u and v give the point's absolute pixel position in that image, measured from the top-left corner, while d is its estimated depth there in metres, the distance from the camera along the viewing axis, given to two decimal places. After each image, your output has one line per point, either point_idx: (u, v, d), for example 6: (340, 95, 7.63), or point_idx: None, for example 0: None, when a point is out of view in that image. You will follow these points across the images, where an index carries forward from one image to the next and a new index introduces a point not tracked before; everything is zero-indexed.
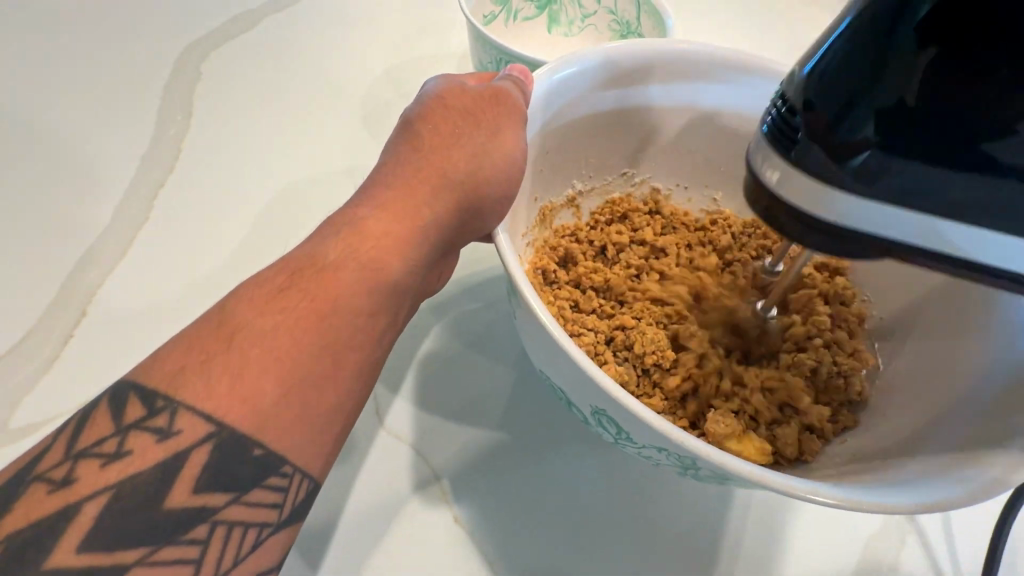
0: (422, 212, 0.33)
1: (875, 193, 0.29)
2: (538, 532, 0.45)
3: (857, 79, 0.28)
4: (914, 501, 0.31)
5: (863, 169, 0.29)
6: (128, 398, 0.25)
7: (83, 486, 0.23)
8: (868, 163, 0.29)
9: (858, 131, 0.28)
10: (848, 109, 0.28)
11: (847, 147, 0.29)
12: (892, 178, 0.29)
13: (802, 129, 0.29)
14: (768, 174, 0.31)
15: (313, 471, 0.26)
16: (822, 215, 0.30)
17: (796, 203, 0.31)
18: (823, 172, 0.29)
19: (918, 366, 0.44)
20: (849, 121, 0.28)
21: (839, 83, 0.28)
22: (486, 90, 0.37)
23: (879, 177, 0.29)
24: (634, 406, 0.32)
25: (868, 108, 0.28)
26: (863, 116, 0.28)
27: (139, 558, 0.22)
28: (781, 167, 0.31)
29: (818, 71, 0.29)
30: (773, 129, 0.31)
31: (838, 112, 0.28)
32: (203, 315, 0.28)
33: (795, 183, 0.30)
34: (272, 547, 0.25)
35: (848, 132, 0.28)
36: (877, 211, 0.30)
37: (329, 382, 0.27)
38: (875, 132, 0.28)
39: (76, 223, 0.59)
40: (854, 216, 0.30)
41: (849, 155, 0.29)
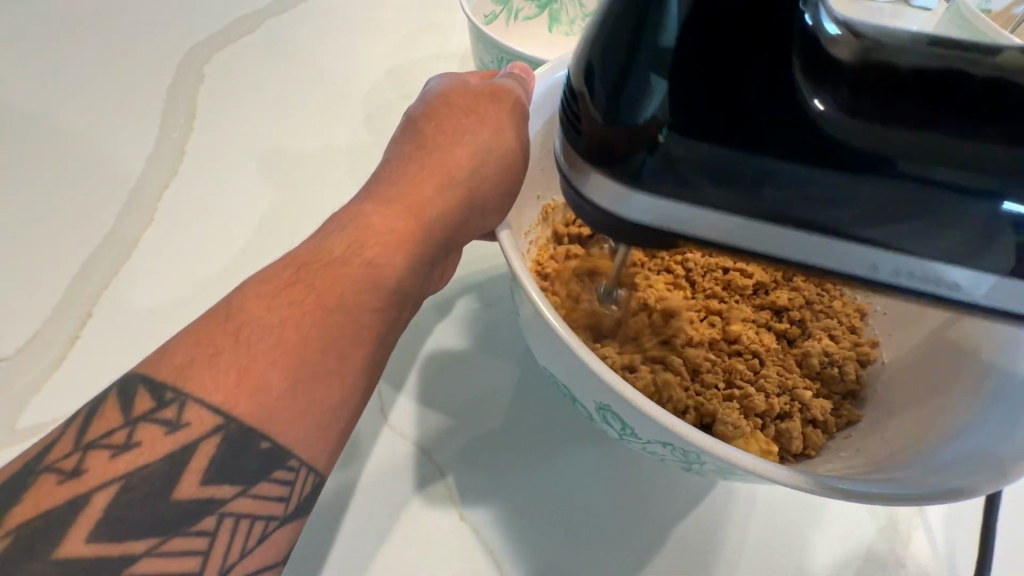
0: (426, 210, 0.33)
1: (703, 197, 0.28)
2: (545, 526, 0.46)
3: (620, 66, 0.27)
4: (914, 494, 0.32)
5: (667, 159, 0.28)
6: (136, 391, 0.25)
7: (91, 477, 0.23)
8: (679, 152, 0.28)
9: (646, 110, 0.27)
10: (649, 92, 0.27)
11: (633, 137, 0.28)
12: (706, 168, 0.28)
13: (622, 140, 0.28)
14: (586, 184, 0.30)
15: (320, 464, 0.26)
16: (629, 215, 0.30)
17: (604, 203, 0.30)
18: (627, 171, 0.28)
19: (923, 361, 0.44)
20: (630, 102, 0.27)
21: (608, 69, 0.27)
22: (488, 88, 0.38)
23: (678, 166, 0.28)
24: (638, 400, 0.32)
25: (645, 89, 0.27)
26: (650, 97, 0.27)
27: (147, 549, 0.22)
28: (593, 175, 0.29)
29: (596, 59, 0.28)
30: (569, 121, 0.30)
31: (622, 100, 0.27)
32: (210, 310, 0.28)
33: (603, 185, 0.29)
34: (279, 539, 0.25)
35: (615, 118, 0.28)
36: (719, 220, 0.29)
37: (336, 375, 0.27)
38: (666, 112, 0.27)
39: (83, 224, 0.60)
40: (761, 243, 0.30)
41: (633, 150, 0.28)
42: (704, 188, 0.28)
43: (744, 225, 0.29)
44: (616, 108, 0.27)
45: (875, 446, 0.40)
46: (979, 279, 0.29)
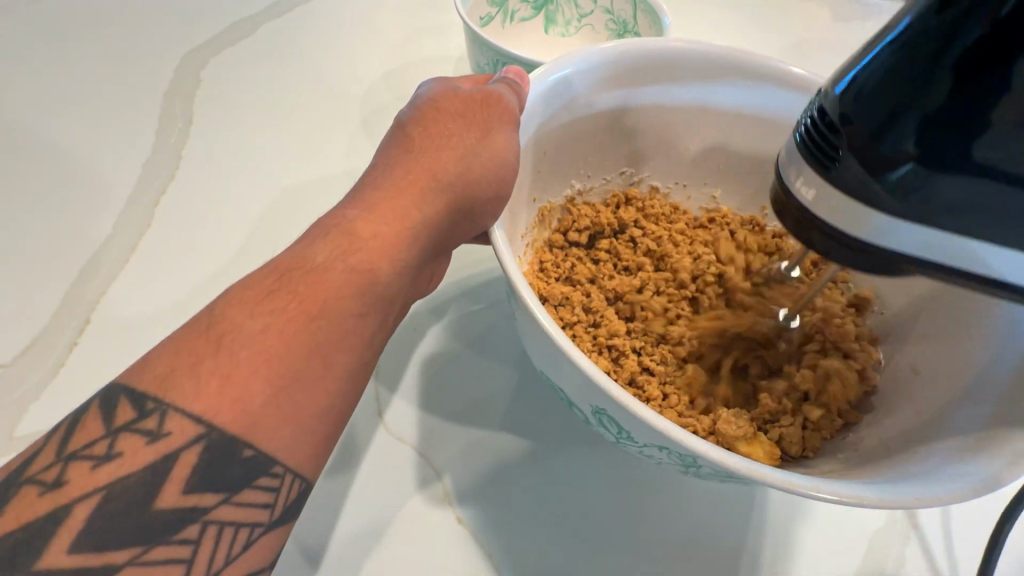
0: (411, 213, 0.33)
1: (898, 196, 0.30)
2: (541, 530, 0.45)
3: (870, 92, 0.29)
4: (915, 496, 0.31)
5: (862, 173, 0.30)
6: (118, 401, 0.25)
7: (73, 488, 0.23)
8: (902, 175, 0.29)
9: (895, 142, 0.28)
10: (892, 125, 0.28)
11: (846, 151, 0.30)
12: (911, 190, 0.29)
13: (840, 145, 0.30)
14: (805, 193, 0.32)
15: (305, 471, 0.26)
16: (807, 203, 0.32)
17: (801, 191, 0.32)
18: (832, 172, 0.30)
19: (920, 359, 0.43)
20: (848, 120, 0.30)
21: (866, 93, 0.29)
22: (476, 93, 0.38)
23: (881, 187, 0.29)
24: (630, 402, 0.32)
25: (871, 116, 0.29)
26: (901, 131, 0.28)
27: (129, 559, 0.22)
28: (818, 184, 0.31)
29: (856, 86, 0.29)
30: (807, 141, 0.32)
31: (880, 123, 0.29)
32: (194, 318, 0.28)
33: (799, 176, 0.32)
34: (264, 547, 0.25)
35: (837, 128, 0.30)
36: (869, 215, 0.30)
37: (320, 381, 0.27)
38: (915, 146, 0.28)
39: (79, 231, 0.60)
40: (900, 240, 0.31)
41: (832, 153, 0.30)
42: (927, 193, 0.29)
43: (866, 214, 0.30)
44: (870, 135, 0.29)
45: (877, 448, 0.39)
46: (992, 250, 0.30)
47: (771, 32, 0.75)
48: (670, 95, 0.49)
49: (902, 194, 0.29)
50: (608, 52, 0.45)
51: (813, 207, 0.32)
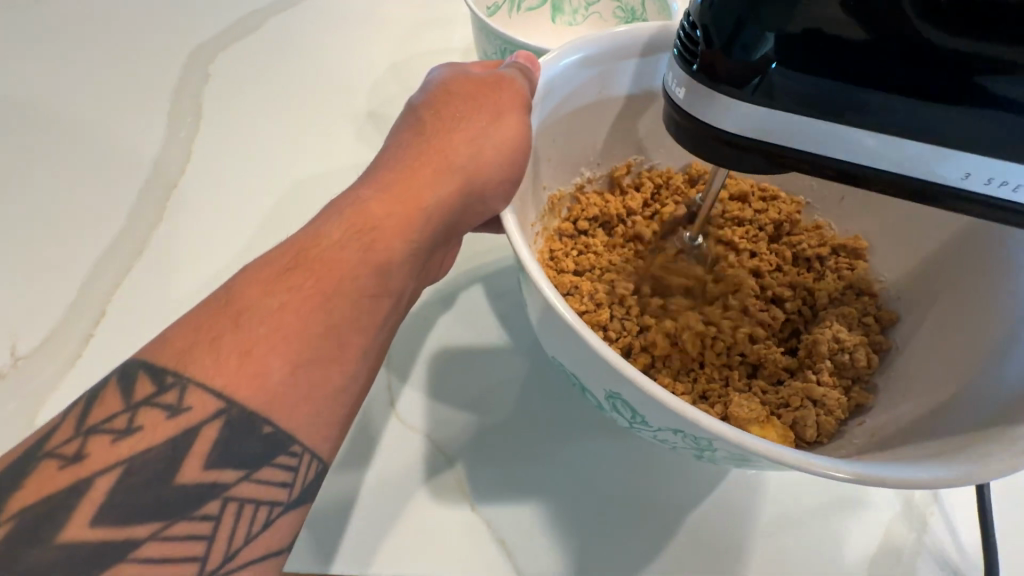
0: (424, 194, 0.33)
1: (807, 110, 0.31)
2: (554, 517, 0.45)
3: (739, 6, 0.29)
4: (937, 475, 0.30)
5: (770, 90, 0.30)
6: (136, 376, 0.25)
7: (93, 462, 0.23)
8: (803, 86, 0.30)
9: (751, 48, 0.29)
10: (739, 32, 0.29)
11: (750, 71, 0.30)
12: (818, 99, 0.30)
13: (704, 54, 0.31)
14: (679, 93, 0.33)
15: (323, 450, 0.26)
16: (725, 128, 0.32)
17: (710, 118, 0.32)
18: (741, 96, 0.31)
19: (937, 338, 0.43)
20: (748, 39, 0.29)
21: (731, 5, 0.29)
22: (488, 76, 0.37)
23: (786, 101, 0.31)
24: (644, 382, 0.31)
25: (762, 28, 0.29)
26: (752, 33, 0.29)
27: (150, 534, 0.22)
28: (689, 85, 0.32)
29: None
30: (684, 51, 0.33)
31: (729, 36, 0.30)
32: (210, 296, 0.28)
33: (708, 105, 0.32)
34: (284, 524, 0.25)
35: (744, 51, 0.29)
36: (794, 125, 0.31)
37: (336, 360, 0.27)
38: (771, 49, 0.29)
39: (93, 224, 0.60)
40: (807, 139, 0.32)
41: (750, 81, 0.30)
42: (834, 105, 0.30)
43: (797, 126, 0.31)
44: (723, 45, 0.30)
45: (897, 432, 0.38)
46: (971, 163, 0.30)
47: None
48: (626, 74, 0.47)
49: (805, 108, 0.31)
50: (618, 38, 0.45)
51: (694, 110, 0.33)
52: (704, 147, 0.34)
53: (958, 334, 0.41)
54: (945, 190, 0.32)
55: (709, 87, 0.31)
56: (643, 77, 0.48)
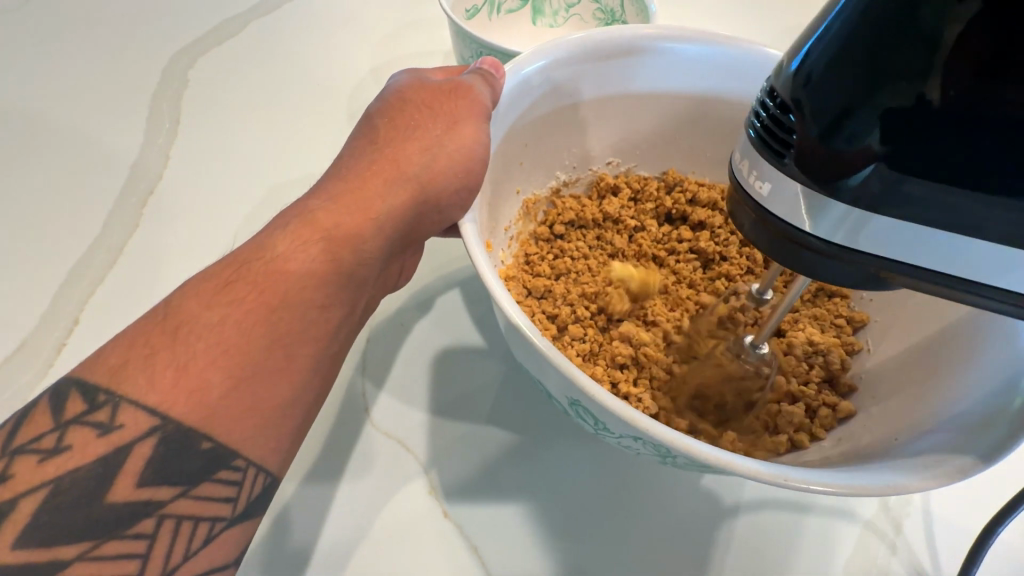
0: (376, 203, 0.33)
1: (893, 214, 0.27)
2: (527, 524, 0.45)
3: (848, 91, 0.25)
4: (883, 483, 0.30)
5: (865, 194, 0.27)
6: (68, 394, 0.24)
7: (19, 482, 0.22)
8: (907, 187, 0.26)
9: (856, 138, 0.26)
10: (845, 120, 0.26)
11: (850, 165, 0.26)
12: (914, 205, 0.27)
13: (793, 140, 0.27)
14: (759, 186, 0.29)
15: (270, 464, 0.26)
16: (805, 226, 0.28)
17: (794, 218, 0.28)
18: (825, 191, 0.27)
19: (909, 350, 0.42)
20: (849, 131, 0.26)
21: (837, 87, 0.25)
22: (447, 83, 0.37)
23: (879, 202, 0.27)
24: (597, 392, 0.31)
25: (873, 117, 0.25)
26: (858, 121, 0.25)
27: (79, 553, 0.22)
28: (771, 178, 0.28)
29: (807, 73, 0.26)
30: (761, 135, 0.29)
31: (832, 121, 0.26)
32: (151, 309, 0.27)
33: (789, 199, 0.28)
34: (227, 541, 0.25)
35: (848, 142, 0.26)
36: (869, 226, 0.27)
37: (281, 373, 0.26)
38: (879, 141, 0.26)
39: (66, 233, 0.60)
40: (892, 250, 0.28)
41: (848, 175, 0.27)
42: (925, 206, 0.26)
43: (870, 225, 0.27)
44: (823, 131, 0.26)
45: (862, 441, 0.38)
46: (1004, 262, 0.27)
47: (761, 19, 0.74)
48: (654, 74, 0.48)
49: (889, 208, 0.27)
50: (588, 42, 0.44)
51: (766, 205, 0.29)
52: (780, 247, 0.30)
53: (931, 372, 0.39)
54: (981, 289, 0.28)
55: (796, 183, 0.28)
56: (615, 80, 0.47)
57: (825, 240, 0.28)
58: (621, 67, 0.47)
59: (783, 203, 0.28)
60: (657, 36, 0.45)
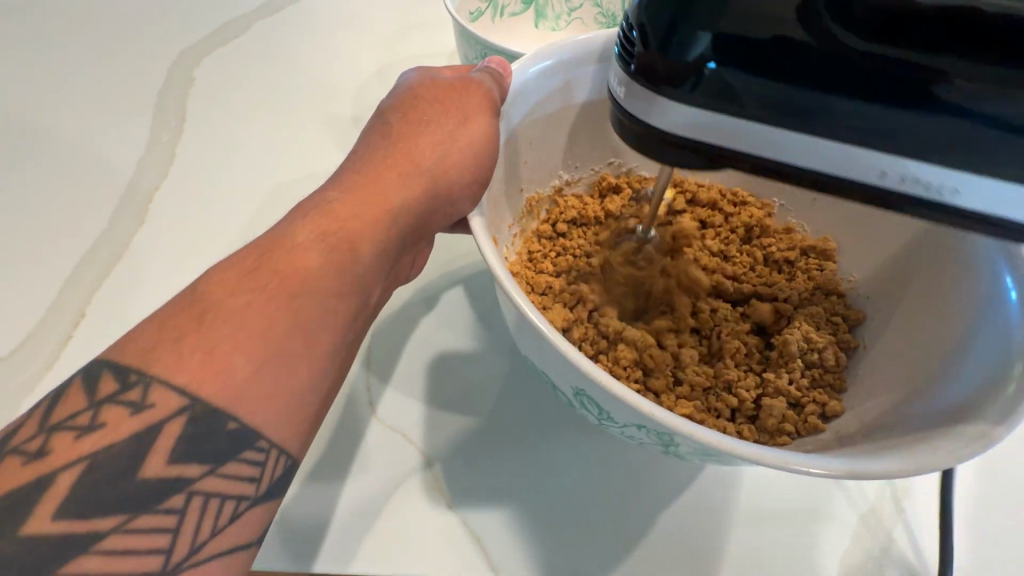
0: (390, 196, 0.34)
1: (762, 113, 0.30)
2: (531, 517, 0.46)
3: (675, 7, 0.29)
4: (884, 467, 0.31)
5: (705, 90, 0.30)
6: (101, 375, 0.25)
7: (56, 458, 0.23)
8: (742, 86, 0.30)
9: (688, 49, 0.29)
10: (674, 32, 0.29)
11: (687, 71, 0.30)
12: (768, 99, 0.29)
13: (637, 52, 0.31)
14: (619, 94, 0.33)
15: (291, 446, 0.27)
16: (657, 123, 0.32)
17: (648, 117, 0.32)
18: (678, 96, 0.30)
19: (906, 341, 0.44)
20: (683, 39, 0.29)
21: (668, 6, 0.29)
22: (457, 80, 0.38)
23: (713, 93, 0.30)
24: (604, 380, 0.32)
25: (694, 29, 0.29)
26: (685, 32, 0.29)
27: (114, 527, 0.22)
28: (625, 84, 0.32)
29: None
30: (621, 55, 0.32)
31: (664, 35, 0.29)
32: (176, 295, 0.28)
33: (661, 108, 0.31)
34: (252, 519, 0.26)
35: (679, 52, 0.29)
36: (746, 132, 0.31)
37: (302, 358, 0.27)
38: (706, 48, 0.29)
39: (73, 228, 0.60)
40: (773, 147, 0.31)
41: (688, 79, 0.30)
42: (784, 102, 0.29)
43: (767, 134, 0.31)
44: (658, 45, 0.30)
45: (861, 431, 0.39)
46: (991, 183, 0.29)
47: None
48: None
49: (761, 112, 0.30)
50: (592, 44, 0.46)
51: (627, 108, 0.32)
52: (651, 147, 0.33)
53: (929, 359, 0.40)
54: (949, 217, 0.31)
55: (647, 87, 0.31)
56: None
57: (762, 154, 0.31)
58: None
59: (638, 105, 0.32)
60: None
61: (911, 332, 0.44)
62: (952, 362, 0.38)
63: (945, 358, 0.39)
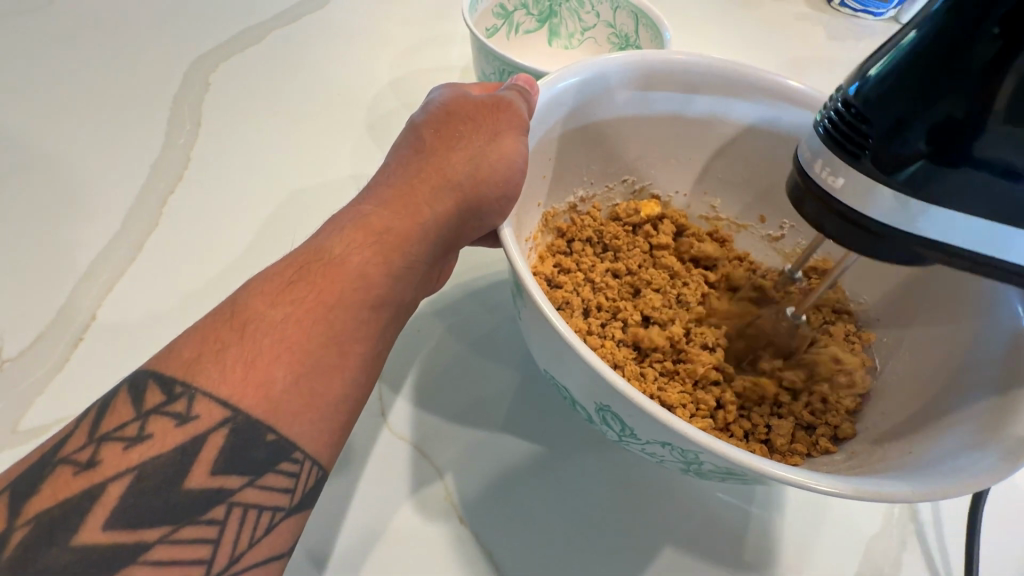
0: (423, 210, 0.34)
1: (966, 200, 0.31)
2: (544, 531, 0.46)
3: (909, 101, 0.30)
4: (911, 490, 0.31)
5: (919, 183, 0.31)
6: (147, 386, 0.26)
7: (105, 468, 0.24)
8: (950, 179, 0.30)
9: (911, 141, 0.30)
10: (904, 124, 0.30)
11: (904, 157, 0.30)
12: (972, 195, 0.30)
13: (864, 140, 0.31)
14: (831, 180, 0.32)
15: (324, 457, 0.27)
16: (866, 215, 0.32)
17: (851, 203, 0.32)
18: (891, 178, 0.31)
19: (921, 362, 0.45)
20: (908, 130, 0.30)
21: (899, 98, 0.30)
22: (489, 97, 0.39)
23: (926, 185, 0.31)
24: (631, 393, 0.32)
25: (926, 123, 0.30)
26: (918, 128, 0.30)
27: (159, 537, 0.23)
28: (842, 173, 0.32)
29: (878, 86, 0.31)
30: (830, 133, 0.33)
31: (895, 124, 0.30)
32: (217, 307, 0.29)
33: (868, 195, 0.32)
34: (286, 530, 0.26)
35: (904, 144, 0.30)
36: (930, 216, 0.31)
37: (336, 370, 0.28)
38: (927, 146, 0.30)
39: (89, 229, 0.60)
40: (928, 228, 0.31)
41: (900, 169, 0.31)
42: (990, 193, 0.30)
43: (956, 225, 0.31)
44: (885, 133, 0.30)
45: (882, 451, 0.39)
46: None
47: (763, 52, 0.79)
48: (694, 103, 0.51)
49: (947, 201, 0.31)
50: (617, 64, 0.47)
51: (833, 194, 0.32)
52: (840, 231, 0.33)
53: (948, 378, 0.41)
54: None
55: (864, 178, 0.31)
56: (644, 100, 0.50)
57: (915, 236, 0.32)
58: (651, 89, 0.49)
59: (853, 194, 0.32)
60: (683, 60, 0.48)
61: (928, 353, 0.45)
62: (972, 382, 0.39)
63: (965, 378, 0.40)
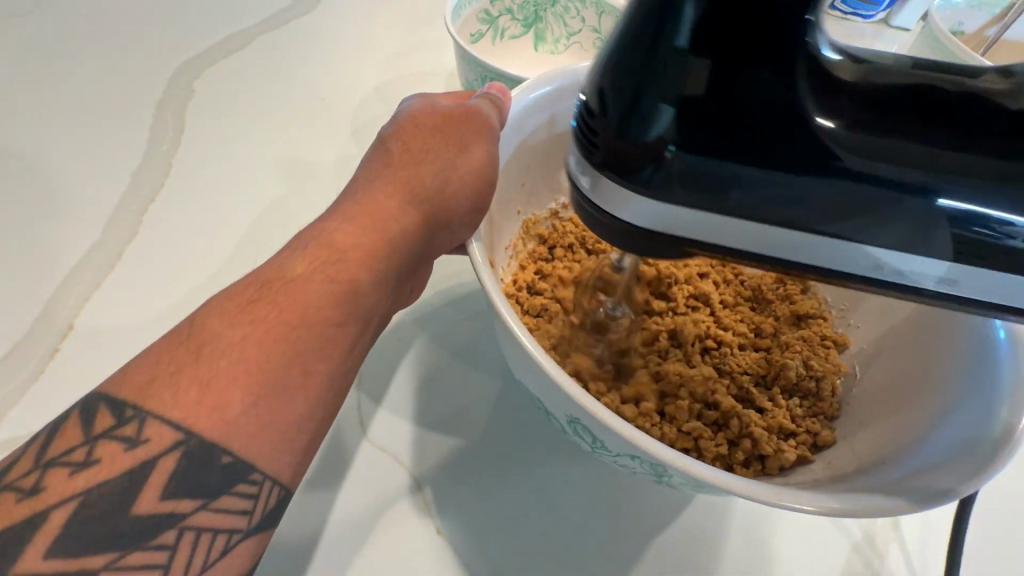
0: (390, 225, 0.34)
1: (744, 202, 0.28)
2: (524, 541, 0.45)
3: (633, 84, 0.27)
4: (872, 507, 0.32)
5: (674, 174, 0.28)
6: (97, 410, 0.25)
7: (49, 494, 0.24)
8: (704, 168, 0.28)
9: (648, 130, 0.27)
10: (634, 110, 0.27)
11: (645, 154, 0.28)
12: (745, 189, 0.28)
13: (600, 136, 0.28)
14: (584, 184, 0.30)
15: (285, 477, 0.27)
16: (628, 220, 0.30)
17: (610, 208, 0.30)
18: (638, 181, 0.28)
19: (895, 370, 0.45)
20: (642, 113, 0.27)
21: (623, 81, 0.27)
22: (457, 108, 0.38)
23: (678, 181, 0.28)
24: (596, 409, 0.33)
25: (656, 106, 0.27)
26: (648, 115, 0.27)
27: (106, 563, 0.23)
28: (590, 175, 0.29)
29: (604, 73, 0.28)
30: (579, 129, 0.30)
31: (624, 113, 0.27)
32: (175, 327, 0.29)
33: (616, 198, 0.29)
34: (242, 552, 0.26)
35: (640, 130, 0.27)
36: (689, 219, 0.29)
37: (297, 389, 0.28)
38: (667, 127, 0.27)
39: (66, 238, 0.60)
40: (693, 227, 0.30)
41: (646, 164, 0.28)
42: (784, 195, 0.28)
43: (762, 234, 0.29)
44: (618, 122, 0.27)
45: (852, 463, 0.40)
46: (946, 268, 0.30)
47: None
48: None
49: (702, 198, 0.28)
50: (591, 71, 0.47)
51: (592, 198, 0.30)
52: (613, 235, 0.31)
53: (918, 390, 0.42)
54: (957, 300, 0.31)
55: (609, 177, 0.29)
56: None
57: (693, 240, 0.30)
58: None
59: (605, 196, 0.29)
60: None
61: (903, 362, 0.45)
62: (941, 396, 0.39)
63: (935, 392, 0.40)
